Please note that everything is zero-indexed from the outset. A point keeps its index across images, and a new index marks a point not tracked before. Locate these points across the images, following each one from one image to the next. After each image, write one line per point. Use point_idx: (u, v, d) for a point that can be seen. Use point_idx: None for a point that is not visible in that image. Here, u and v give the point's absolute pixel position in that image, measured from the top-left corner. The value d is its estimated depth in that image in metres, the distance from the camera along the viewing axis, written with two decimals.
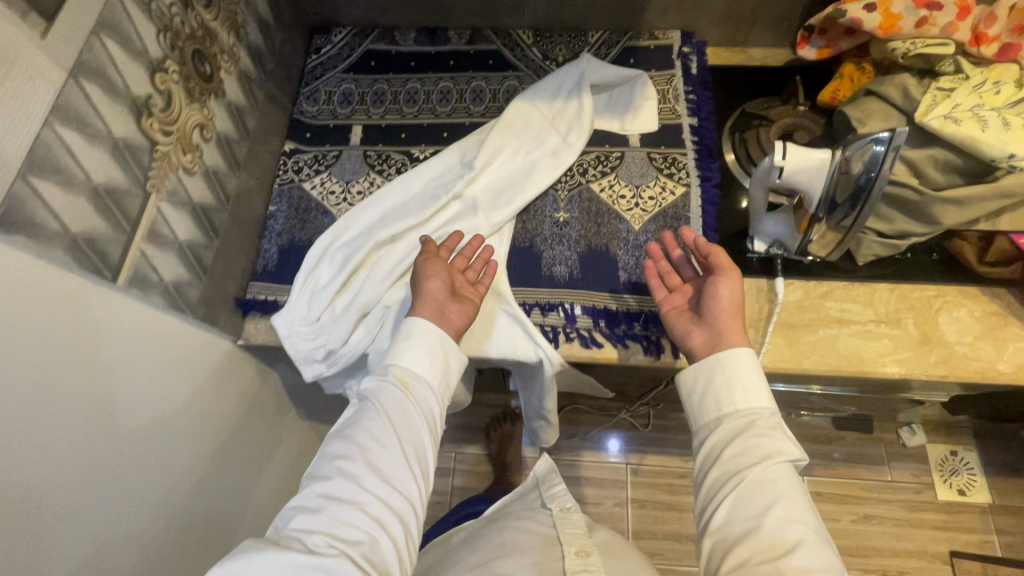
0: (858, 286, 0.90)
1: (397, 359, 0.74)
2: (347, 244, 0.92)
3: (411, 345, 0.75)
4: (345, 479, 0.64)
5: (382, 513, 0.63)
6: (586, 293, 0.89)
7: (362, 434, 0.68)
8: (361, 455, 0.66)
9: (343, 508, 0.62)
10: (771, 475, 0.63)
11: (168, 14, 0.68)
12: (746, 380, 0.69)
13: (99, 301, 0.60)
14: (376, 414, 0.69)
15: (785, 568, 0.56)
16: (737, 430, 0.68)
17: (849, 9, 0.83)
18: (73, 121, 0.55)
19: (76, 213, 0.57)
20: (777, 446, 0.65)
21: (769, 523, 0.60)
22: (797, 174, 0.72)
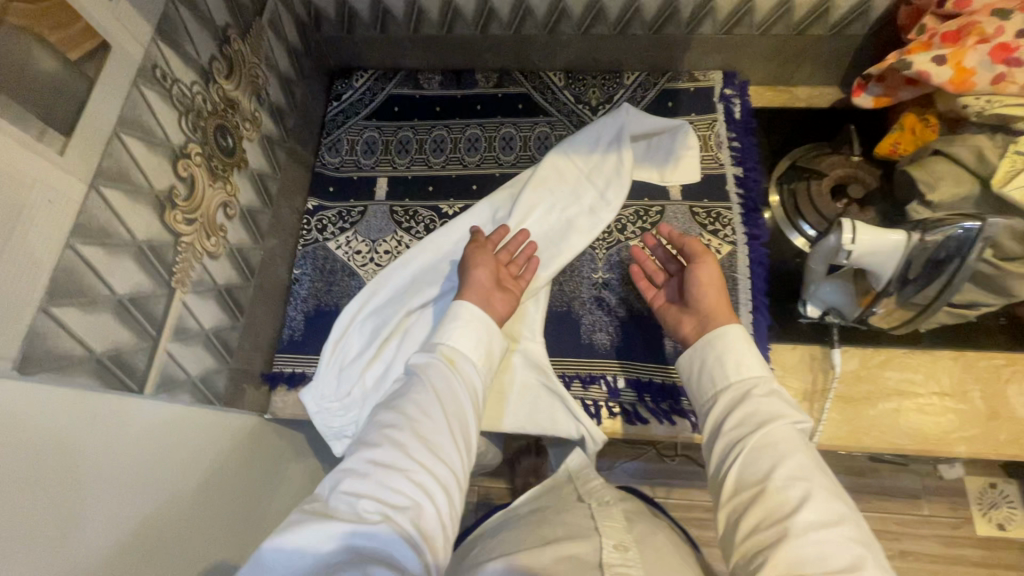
0: (918, 354, 0.84)
1: (444, 338, 0.70)
2: (379, 311, 0.87)
3: (455, 325, 0.71)
4: (391, 445, 0.58)
5: (430, 480, 0.56)
6: (629, 364, 0.85)
7: (407, 406, 0.62)
8: (408, 424, 0.60)
9: (390, 473, 0.55)
10: (772, 438, 0.59)
11: (191, 94, 0.64)
12: (739, 353, 0.67)
13: (135, 416, 0.56)
14: (421, 387, 0.64)
15: (792, 528, 0.51)
16: (734, 401, 0.64)
17: (916, 60, 0.76)
18: (97, 238, 0.51)
19: (100, 333, 0.53)
20: (774, 409, 0.61)
21: (774, 483, 0.55)
22: (868, 256, 0.67)
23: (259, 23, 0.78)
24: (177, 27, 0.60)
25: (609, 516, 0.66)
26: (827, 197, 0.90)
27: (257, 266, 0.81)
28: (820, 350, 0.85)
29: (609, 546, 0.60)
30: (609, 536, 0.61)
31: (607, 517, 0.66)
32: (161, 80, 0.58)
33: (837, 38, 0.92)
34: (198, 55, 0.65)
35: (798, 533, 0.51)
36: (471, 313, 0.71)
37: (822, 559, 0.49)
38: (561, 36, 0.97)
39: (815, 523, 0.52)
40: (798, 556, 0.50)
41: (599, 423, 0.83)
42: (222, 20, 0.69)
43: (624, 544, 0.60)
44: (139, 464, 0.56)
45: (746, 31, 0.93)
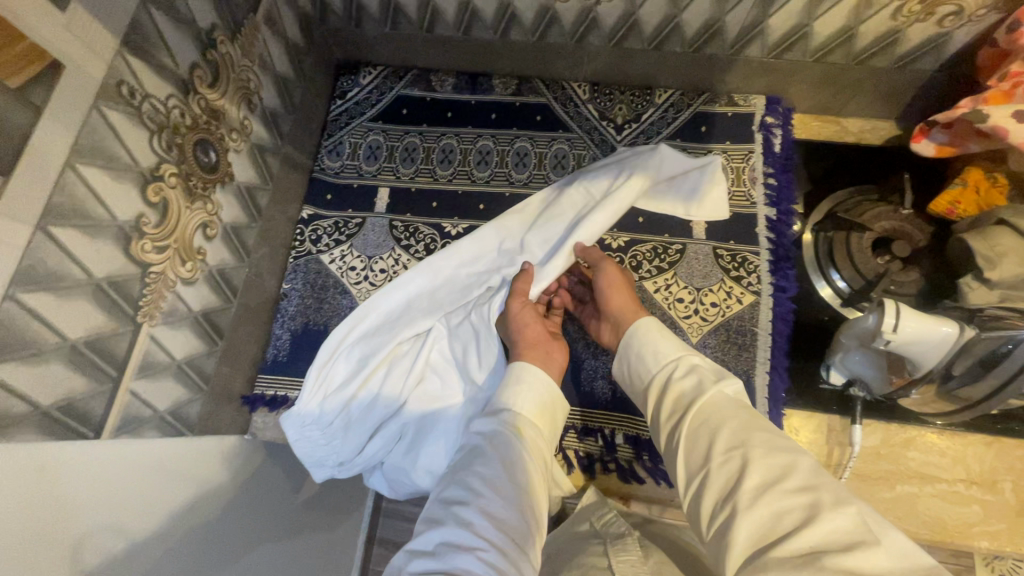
0: (947, 435, 0.77)
1: (505, 405, 0.63)
2: (366, 333, 0.80)
3: (521, 390, 0.65)
4: (461, 522, 0.49)
5: (504, 562, 0.45)
6: (630, 419, 0.79)
7: (471, 477, 0.54)
8: (476, 499, 0.51)
9: (461, 553, 0.45)
10: (704, 411, 0.50)
11: (166, 110, 0.58)
12: (654, 341, 0.60)
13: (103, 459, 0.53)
14: (487, 456, 0.56)
15: (740, 501, 0.41)
16: (663, 387, 0.56)
17: (993, 113, 0.66)
18: (46, 281, 0.46)
19: (50, 384, 0.49)
20: (695, 386, 0.53)
21: (714, 461, 0.46)
22: (912, 343, 0.59)
23: (252, 20, 0.71)
24: (149, 36, 0.54)
25: (625, 546, 0.56)
26: (867, 252, 0.81)
27: (240, 285, 0.77)
28: (839, 420, 0.78)
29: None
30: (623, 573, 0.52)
31: (621, 550, 0.56)
32: (128, 98, 0.52)
33: (900, 71, 0.82)
34: (175, 64, 0.58)
35: (747, 504, 0.41)
36: (536, 375, 0.66)
37: (778, 519, 0.39)
38: (589, 48, 0.87)
39: (767, 482, 0.42)
40: (764, 524, 0.40)
41: (592, 476, 0.78)
42: (206, 21, 0.62)
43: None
44: (146, 491, 0.55)
45: (797, 56, 0.83)
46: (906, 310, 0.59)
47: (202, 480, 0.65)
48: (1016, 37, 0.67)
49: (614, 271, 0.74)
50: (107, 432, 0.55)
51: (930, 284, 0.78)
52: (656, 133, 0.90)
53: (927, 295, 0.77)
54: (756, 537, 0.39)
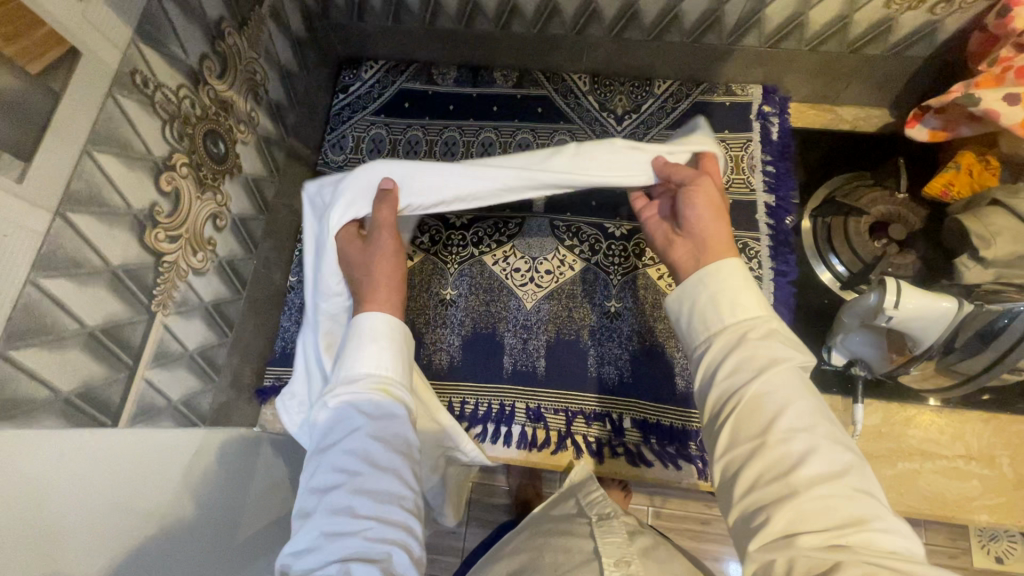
0: (946, 412, 0.78)
1: (357, 366, 0.58)
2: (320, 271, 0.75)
3: (368, 345, 0.58)
4: (335, 513, 0.50)
5: (390, 530, 0.49)
6: (637, 403, 0.80)
7: (342, 458, 0.53)
8: (347, 482, 0.52)
9: (344, 540, 0.48)
10: (771, 385, 0.50)
11: (177, 100, 0.58)
12: (733, 290, 0.56)
13: (114, 450, 0.52)
14: (353, 432, 0.55)
15: (795, 486, 0.45)
16: (730, 346, 0.54)
17: (984, 97, 0.68)
18: (65, 268, 0.47)
19: (70, 369, 0.49)
20: (775, 353, 0.52)
21: (772, 438, 0.48)
22: (914, 321, 0.61)
23: (258, 12, 0.71)
24: (161, 25, 0.55)
25: (611, 530, 0.67)
26: (864, 236, 0.83)
27: (249, 277, 0.77)
28: (841, 401, 0.80)
29: (608, 565, 0.60)
30: (608, 554, 0.62)
31: (608, 533, 0.66)
32: (141, 87, 0.53)
33: (893, 59, 0.84)
34: (185, 55, 0.59)
35: (803, 489, 0.45)
36: (384, 323, 0.59)
37: (826, 512, 0.44)
38: (590, 39, 0.89)
39: (821, 476, 0.45)
40: (803, 515, 0.44)
41: (600, 461, 0.79)
42: (214, 11, 0.62)
43: (625, 560, 0.61)
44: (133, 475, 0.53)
45: (793, 46, 0.85)
46: (907, 287, 0.61)
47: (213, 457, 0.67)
48: (1006, 22, 0.69)
49: (710, 188, 0.62)
50: (124, 422, 0.55)
51: (927, 265, 0.79)
52: (656, 123, 0.92)
53: (925, 276, 0.79)
54: (797, 519, 0.44)
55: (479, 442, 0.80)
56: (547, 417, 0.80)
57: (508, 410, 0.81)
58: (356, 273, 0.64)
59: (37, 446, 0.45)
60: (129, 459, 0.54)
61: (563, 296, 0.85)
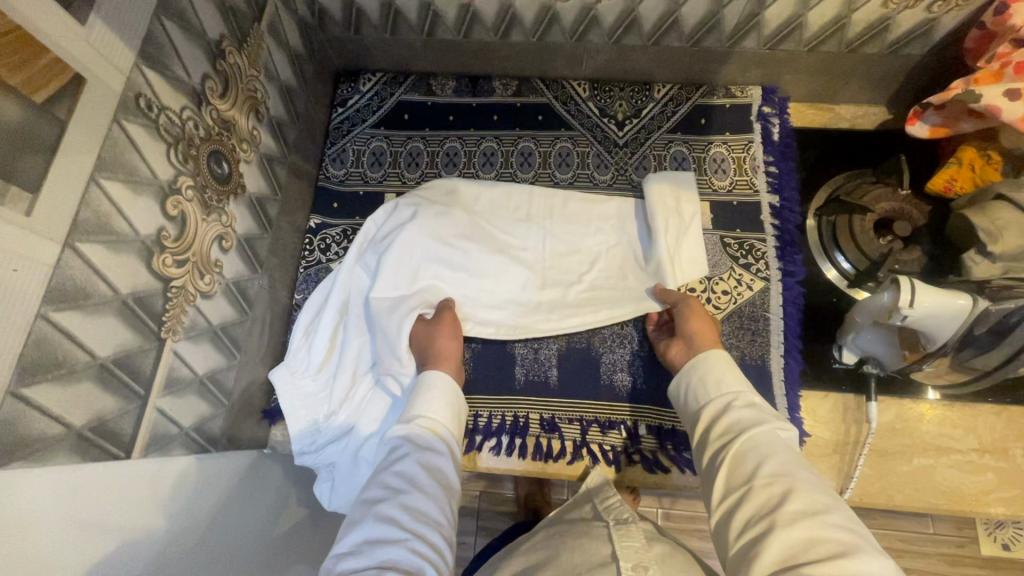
0: (957, 406, 0.79)
1: (418, 409, 0.64)
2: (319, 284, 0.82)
3: (429, 394, 0.65)
4: (380, 520, 0.52)
5: (426, 548, 0.50)
6: (651, 409, 0.79)
7: (391, 475, 0.57)
8: (394, 496, 0.54)
9: (382, 547, 0.49)
10: (752, 440, 0.54)
11: (181, 122, 0.57)
12: (717, 371, 0.63)
13: (121, 479, 0.51)
14: (404, 457, 0.59)
15: (778, 520, 0.47)
16: (715, 415, 0.60)
17: (985, 93, 0.69)
18: (75, 299, 0.46)
19: (83, 403, 0.48)
20: (753, 416, 0.57)
21: (758, 482, 0.51)
22: (927, 318, 0.61)
23: (257, 30, 0.70)
24: (163, 47, 0.54)
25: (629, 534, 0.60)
26: (870, 234, 0.83)
27: (255, 298, 0.76)
28: (853, 399, 0.80)
29: (625, 569, 0.54)
30: (625, 557, 0.55)
31: (626, 536, 0.59)
32: (146, 110, 0.52)
33: (890, 57, 0.84)
34: (188, 76, 0.58)
35: (785, 525, 0.47)
36: (445, 380, 0.66)
37: (812, 544, 0.45)
38: (589, 46, 0.89)
39: (804, 513, 0.47)
40: (792, 547, 0.45)
41: (617, 469, 0.78)
42: (215, 31, 0.61)
43: (643, 564, 0.54)
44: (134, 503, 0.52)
45: (792, 46, 0.85)
46: (920, 285, 0.61)
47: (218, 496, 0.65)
48: (1004, 19, 0.69)
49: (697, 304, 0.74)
50: (137, 453, 0.54)
51: (932, 261, 0.80)
52: (656, 127, 0.92)
53: (931, 271, 0.79)
54: (783, 551, 0.45)
55: (495, 455, 0.79)
56: (561, 427, 0.80)
57: (523, 422, 0.80)
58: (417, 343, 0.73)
59: (40, 484, 0.43)
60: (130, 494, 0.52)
61: None
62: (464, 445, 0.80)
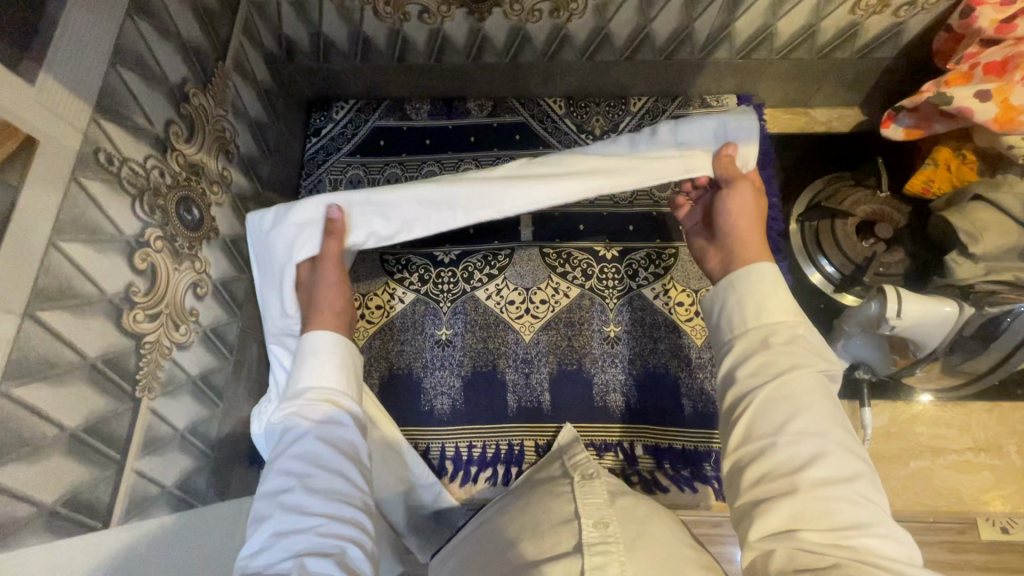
0: (951, 406, 0.79)
1: (305, 377, 0.56)
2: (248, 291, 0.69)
3: (313, 358, 0.57)
4: (284, 512, 0.47)
5: (343, 528, 0.47)
6: (646, 428, 0.79)
7: (290, 461, 0.51)
8: (295, 482, 0.49)
9: (291, 538, 0.45)
10: (788, 390, 0.49)
11: (145, 172, 0.55)
12: (763, 289, 0.55)
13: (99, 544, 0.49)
14: (300, 438, 0.52)
15: (801, 484, 0.45)
16: (751, 351, 0.53)
17: (956, 94, 0.69)
18: (39, 372, 0.43)
19: (54, 479, 0.45)
20: (795, 359, 0.51)
21: (785, 438, 0.47)
22: (917, 327, 0.61)
23: (222, 67, 0.69)
24: (121, 97, 0.52)
25: (592, 491, 0.58)
26: (852, 237, 0.83)
27: (235, 341, 0.73)
28: (847, 405, 0.80)
29: (586, 527, 0.52)
30: (587, 514, 0.54)
31: (588, 493, 0.58)
32: (107, 165, 0.50)
33: (862, 60, 0.85)
34: (150, 123, 0.56)
35: (808, 490, 0.44)
36: (329, 340, 0.57)
37: (831, 513, 0.44)
38: (562, 64, 0.88)
39: (828, 480, 0.45)
40: (806, 513, 0.44)
41: None
42: (176, 74, 0.60)
43: (603, 520, 0.53)
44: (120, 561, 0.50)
45: (764, 55, 0.85)
46: (907, 294, 0.61)
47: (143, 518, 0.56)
48: (970, 22, 0.70)
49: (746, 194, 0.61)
50: (115, 521, 0.52)
51: (915, 262, 0.80)
52: None
53: (914, 273, 0.80)
54: (797, 515, 0.44)
55: (492, 485, 0.78)
56: None
57: (518, 449, 0.79)
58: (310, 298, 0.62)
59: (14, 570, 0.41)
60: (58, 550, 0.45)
61: (560, 325, 0.83)
62: (459, 477, 0.78)
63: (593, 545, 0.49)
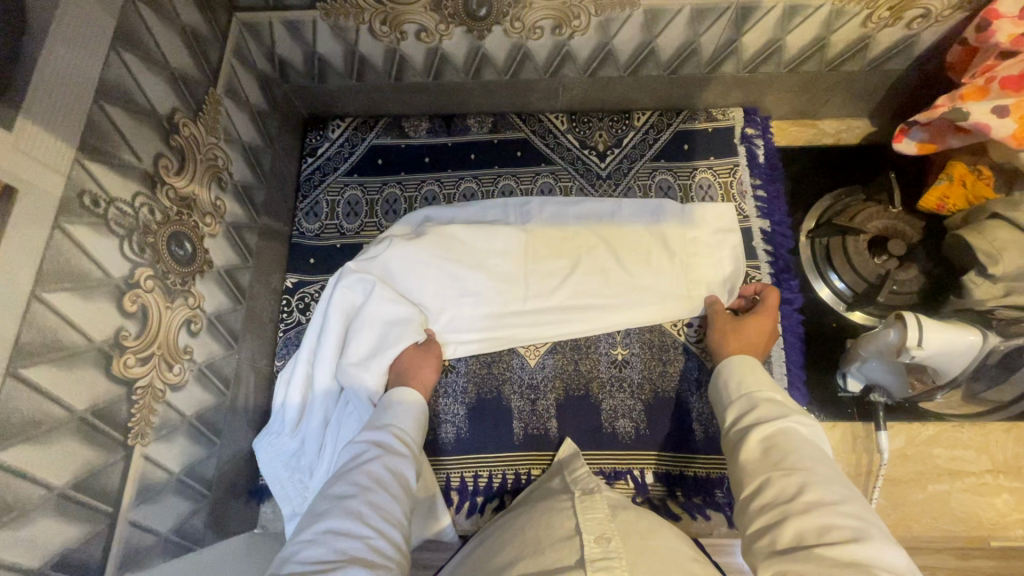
0: (968, 426, 0.77)
1: (391, 419, 0.65)
2: (308, 329, 0.78)
3: (399, 409, 0.66)
4: (347, 515, 0.50)
5: (388, 546, 0.50)
6: (657, 456, 0.77)
7: (361, 475, 0.55)
8: (363, 491, 0.53)
9: (346, 540, 0.48)
10: (772, 432, 0.53)
11: (134, 210, 0.53)
12: (740, 368, 0.64)
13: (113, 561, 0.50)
14: (373, 459, 0.58)
15: (791, 509, 0.46)
16: (743, 413, 0.58)
17: (973, 111, 0.67)
18: (23, 433, 0.41)
19: (42, 541, 0.43)
20: (779, 412, 0.56)
21: (777, 471, 0.49)
22: (935, 352, 0.59)
23: (213, 94, 0.66)
24: (108, 136, 0.50)
25: (593, 506, 0.56)
26: (864, 254, 0.81)
27: (232, 375, 0.71)
28: (862, 426, 0.78)
29: (587, 541, 0.49)
30: (589, 530, 0.51)
31: (590, 508, 0.55)
32: (92, 207, 0.47)
33: (872, 72, 0.82)
34: (138, 159, 0.54)
35: (797, 514, 0.45)
36: (418, 399, 0.69)
37: (824, 532, 0.43)
38: (564, 79, 0.86)
39: (820, 503, 0.45)
40: (797, 534, 0.44)
41: None
42: (165, 105, 0.57)
43: (606, 535, 0.50)
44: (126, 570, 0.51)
45: (772, 68, 0.83)
46: (928, 321, 0.59)
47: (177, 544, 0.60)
48: (987, 35, 0.68)
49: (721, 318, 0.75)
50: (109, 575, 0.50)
51: (930, 280, 0.78)
52: (639, 156, 0.90)
53: (929, 291, 0.78)
54: (800, 536, 0.44)
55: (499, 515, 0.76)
56: None
57: (525, 478, 0.77)
58: (397, 368, 0.74)
59: None
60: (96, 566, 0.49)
61: (565, 348, 0.81)
62: (465, 509, 0.76)
63: (595, 561, 0.46)
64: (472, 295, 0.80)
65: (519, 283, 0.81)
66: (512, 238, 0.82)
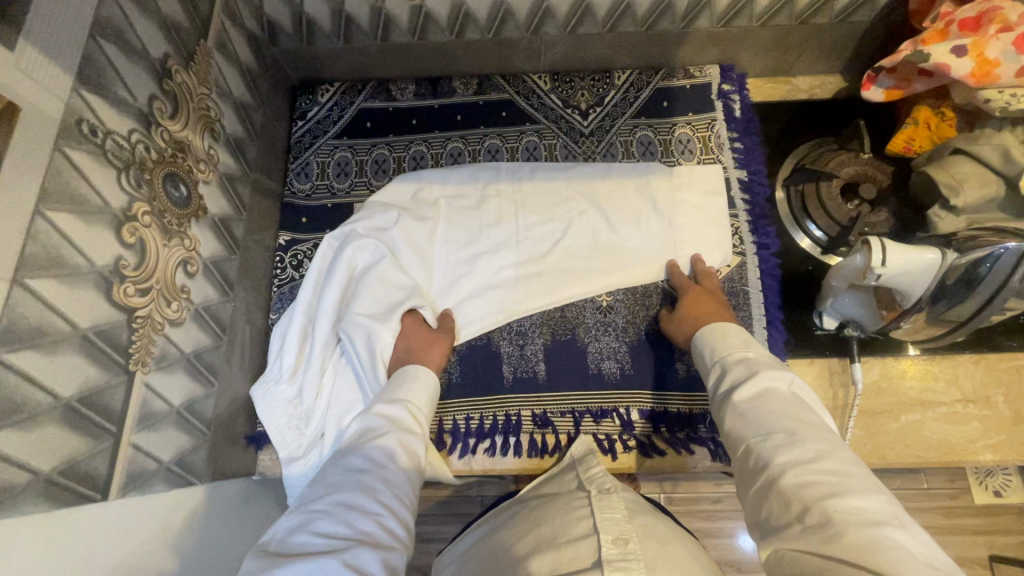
0: (937, 359, 0.80)
1: (404, 393, 0.67)
2: (303, 286, 0.80)
3: (414, 384, 0.68)
4: (359, 490, 0.52)
5: (397, 525, 0.51)
6: (641, 394, 0.79)
7: (373, 451, 0.58)
8: (375, 468, 0.56)
9: (358, 514, 0.50)
10: (760, 389, 0.55)
11: (130, 145, 0.55)
12: (717, 332, 0.66)
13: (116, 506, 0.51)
14: (386, 435, 0.60)
15: (773, 476, 0.47)
16: (722, 379, 0.61)
17: (932, 51, 0.69)
18: (31, 339, 0.43)
19: (49, 447, 0.45)
20: (765, 372, 0.57)
21: (757, 436, 0.51)
22: (901, 275, 0.63)
23: (204, 46, 0.68)
24: (102, 68, 0.52)
25: (610, 506, 0.57)
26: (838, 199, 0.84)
27: (228, 321, 0.73)
28: (837, 362, 0.81)
29: (606, 543, 0.51)
30: (606, 530, 0.53)
31: (607, 508, 0.57)
32: (90, 136, 0.50)
33: (840, 25, 0.85)
34: (133, 98, 0.56)
35: (785, 474, 0.46)
36: (432, 375, 0.71)
37: (808, 487, 0.44)
38: (545, 38, 0.88)
39: (800, 461, 0.47)
40: (782, 501, 0.45)
41: (614, 458, 0.77)
42: (157, 49, 0.60)
43: (623, 537, 0.52)
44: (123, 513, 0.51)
45: (745, 23, 0.86)
46: (890, 245, 0.63)
47: (187, 554, 0.56)
48: None
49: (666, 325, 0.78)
50: (115, 493, 0.52)
51: (898, 221, 0.82)
52: (620, 114, 0.92)
53: (898, 231, 0.81)
54: (788, 499, 0.45)
55: (490, 456, 0.78)
56: (554, 421, 0.79)
57: (515, 420, 0.79)
58: (408, 349, 0.76)
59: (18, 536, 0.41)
60: (95, 537, 0.48)
61: None
62: (458, 450, 0.79)
63: (614, 562, 0.48)
64: (469, 265, 0.84)
65: (515, 253, 0.84)
66: (506, 208, 0.86)
